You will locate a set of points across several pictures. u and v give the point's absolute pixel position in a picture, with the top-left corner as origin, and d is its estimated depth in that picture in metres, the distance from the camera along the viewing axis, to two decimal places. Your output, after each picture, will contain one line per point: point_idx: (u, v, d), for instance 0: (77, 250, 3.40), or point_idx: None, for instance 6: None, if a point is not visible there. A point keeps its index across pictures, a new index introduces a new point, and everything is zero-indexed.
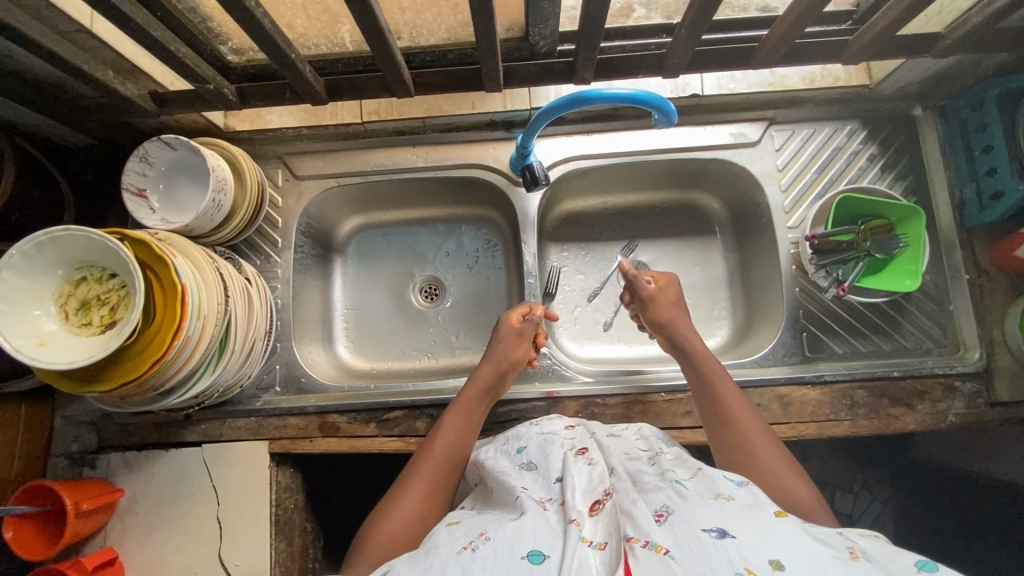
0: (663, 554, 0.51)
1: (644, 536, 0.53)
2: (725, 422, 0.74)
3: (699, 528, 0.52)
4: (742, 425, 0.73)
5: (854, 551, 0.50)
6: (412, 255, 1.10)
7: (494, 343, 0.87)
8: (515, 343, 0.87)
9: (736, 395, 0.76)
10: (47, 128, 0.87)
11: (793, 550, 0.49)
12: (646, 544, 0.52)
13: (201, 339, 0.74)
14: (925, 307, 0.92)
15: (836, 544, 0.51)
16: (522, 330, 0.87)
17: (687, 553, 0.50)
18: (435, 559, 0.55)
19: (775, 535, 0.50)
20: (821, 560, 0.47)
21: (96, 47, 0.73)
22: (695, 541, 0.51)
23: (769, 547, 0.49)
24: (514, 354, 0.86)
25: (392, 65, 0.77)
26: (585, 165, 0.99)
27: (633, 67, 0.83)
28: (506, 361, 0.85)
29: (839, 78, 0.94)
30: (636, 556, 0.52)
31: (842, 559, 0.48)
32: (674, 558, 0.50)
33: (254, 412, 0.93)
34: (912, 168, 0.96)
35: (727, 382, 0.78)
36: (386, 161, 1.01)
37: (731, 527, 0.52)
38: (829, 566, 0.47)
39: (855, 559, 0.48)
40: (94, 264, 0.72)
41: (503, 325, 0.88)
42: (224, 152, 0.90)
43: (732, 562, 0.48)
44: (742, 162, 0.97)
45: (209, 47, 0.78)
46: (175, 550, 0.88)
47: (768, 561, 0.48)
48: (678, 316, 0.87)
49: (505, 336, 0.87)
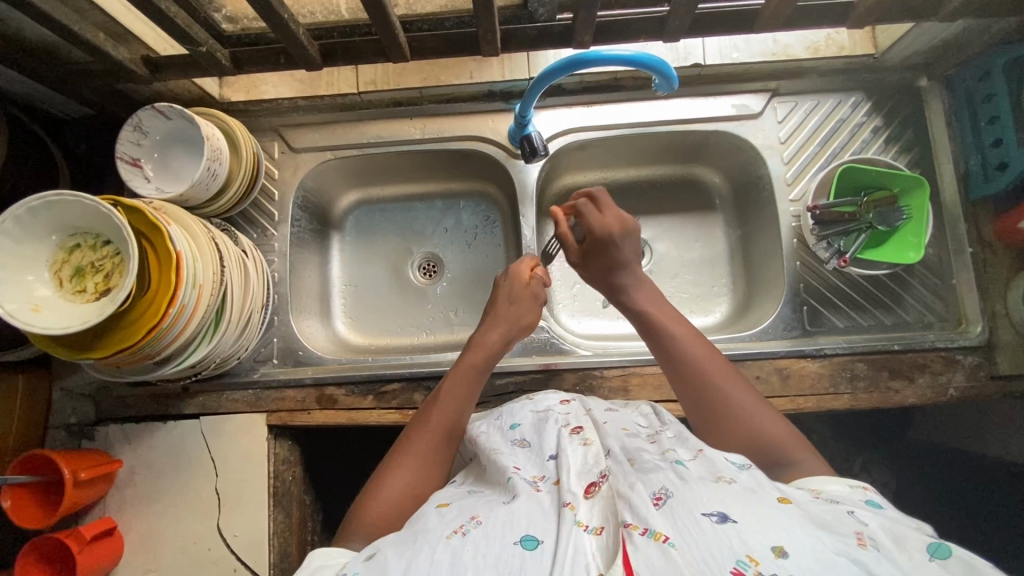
0: (662, 542, 0.49)
1: (642, 523, 0.52)
2: (707, 394, 0.70)
3: (699, 511, 0.51)
4: (726, 398, 0.70)
5: (861, 537, 0.49)
6: (410, 231, 1.09)
7: (505, 300, 0.84)
8: (525, 305, 0.84)
9: (710, 359, 0.73)
10: (40, 96, 0.87)
11: (794, 535, 0.47)
12: (644, 532, 0.51)
13: (197, 308, 0.73)
14: (927, 281, 0.91)
15: (843, 529, 0.50)
16: (534, 289, 0.85)
17: (686, 540, 0.49)
18: (424, 542, 0.54)
19: (778, 519, 0.49)
20: (825, 547, 0.46)
21: (86, 9, 0.72)
22: (694, 527, 0.49)
23: (772, 532, 0.48)
24: (522, 315, 0.83)
25: (388, 29, 0.75)
26: (585, 137, 0.98)
27: (634, 31, 0.82)
28: (510, 325, 0.82)
29: (843, 47, 0.93)
30: (633, 543, 0.50)
31: (848, 545, 0.47)
32: (673, 545, 0.49)
33: (252, 384, 0.93)
34: (917, 140, 0.94)
35: (694, 343, 0.74)
36: (385, 133, 1.00)
37: (733, 512, 0.50)
38: (835, 555, 0.46)
39: (862, 545, 0.48)
40: (88, 231, 0.71)
41: (511, 280, 0.85)
42: (218, 121, 0.89)
43: (734, 548, 0.47)
44: (744, 135, 0.96)
45: (203, 13, 0.74)
46: (175, 519, 0.88)
47: (770, 547, 0.46)
48: (628, 273, 0.79)
49: (514, 294, 0.84)
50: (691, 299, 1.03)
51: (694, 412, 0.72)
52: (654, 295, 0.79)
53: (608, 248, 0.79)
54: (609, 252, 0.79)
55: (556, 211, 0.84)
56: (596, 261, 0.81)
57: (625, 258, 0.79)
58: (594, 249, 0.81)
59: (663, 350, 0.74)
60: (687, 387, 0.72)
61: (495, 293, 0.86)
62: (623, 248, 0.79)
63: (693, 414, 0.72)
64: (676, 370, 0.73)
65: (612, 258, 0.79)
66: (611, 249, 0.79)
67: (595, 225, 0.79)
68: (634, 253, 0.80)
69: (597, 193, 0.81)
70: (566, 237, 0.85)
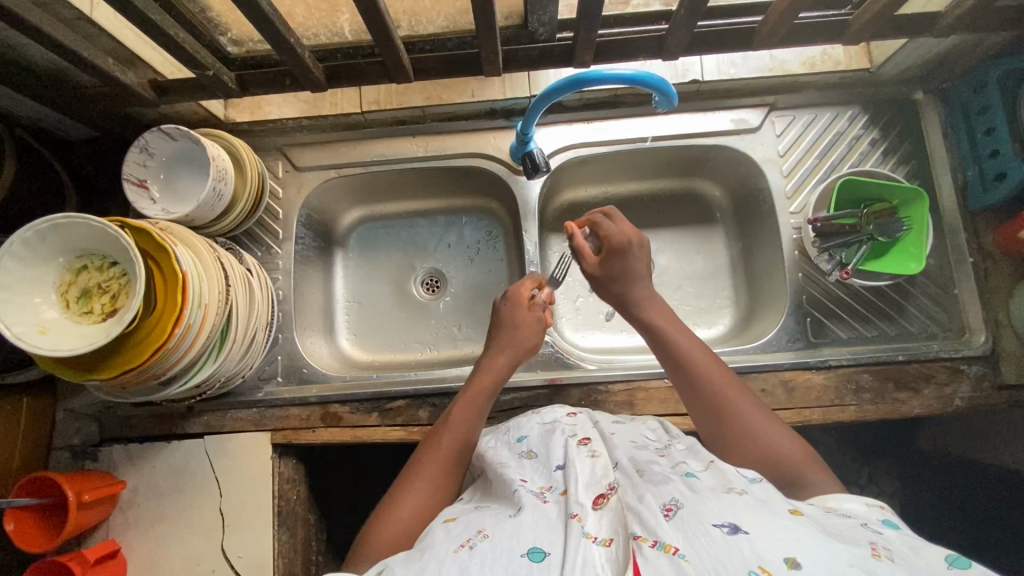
0: (672, 555, 0.49)
1: (652, 536, 0.52)
2: (723, 415, 0.70)
3: (709, 521, 0.51)
4: (742, 418, 0.69)
5: (875, 548, 0.49)
6: (413, 246, 1.10)
7: (512, 325, 0.83)
8: (528, 327, 0.83)
9: (721, 376, 0.72)
10: (48, 119, 0.88)
11: (809, 548, 0.47)
12: (654, 544, 0.51)
13: (203, 327, 0.74)
14: (929, 291, 0.92)
15: (855, 539, 0.50)
16: (536, 313, 0.85)
17: (697, 551, 0.48)
18: (432, 557, 0.54)
19: (791, 532, 0.49)
20: (839, 559, 0.46)
21: (95, 35, 0.74)
22: (705, 537, 0.49)
23: (785, 544, 0.47)
24: (529, 337, 0.83)
25: (392, 48, 0.76)
26: (586, 153, 0.99)
27: (632, 50, 0.83)
28: (517, 349, 0.82)
29: (839, 62, 0.95)
30: (644, 555, 0.50)
31: (862, 557, 0.47)
32: (684, 556, 0.48)
33: (256, 403, 0.92)
34: (914, 152, 0.95)
35: (705, 357, 0.74)
36: (388, 151, 1.01)
37: (744, 523, 0.50)
38: (850, 565, 0.45)
39: (876, 556, 0.47)
40: (94, 252, 0.71)
41: (515, 306, 0.84)
42: (226, 143, 0.90)
43: (746, 560, 0.46)
44: (743, 149, 0.97)
45: (209, 37, 0.77)
46: (179, 541, 0.87)
47: (783, 559, 0.46)
48: (640, 288, 0.80)
49: (518, 319, 0.84)
50: (694, 311, 1.03)
51: (710, 434, 0.72)
52: (665, 309, 0.80)
53: (622, 257, 0.80)
54: (625, 261, 0.80)
55: (570, 225, 0.84)
56: (613, 264, 0.81)
57: (635, 269, 0.81)
58: (615, 253, 0.81)
59: (676, 369, 0.75)
60: (702, 407, 0.72)
61: (496, 318, 0.86)
62: (635, 259, 0.81)
63: (709, 435, 0.72)
64: (690, 388, 0.73)
65: (629, 265, 0.80)
66: (629, 256, 0.80)
67: (611, 234, 0.81)
68: (645, 268, 0.82)
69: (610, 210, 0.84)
70: (581, 247, 0.83)
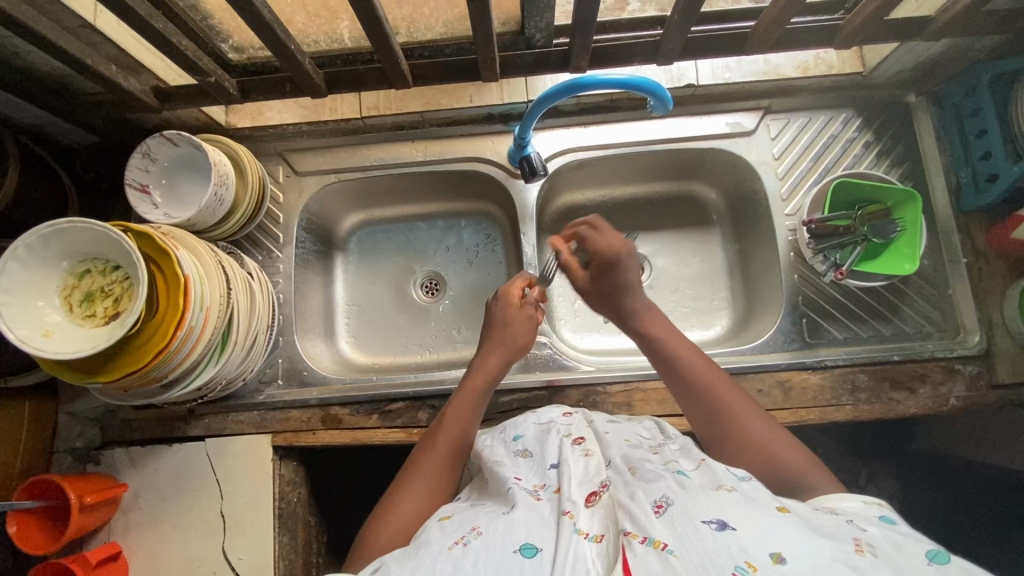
0: (661, 550, 0.49)
1: (642, 531, 0.52)
2: (722, 419, 0.71)
3: (697, 518, 0.51)
4: (739, 419, 0.70)
5: (859, 543, 0.49)
6: (412, 250, 1.11)
7: (503, 325, 0.84)
8: (519, 326, 0.84)
9: (716, 379, 0.74)
10: (51, 126, 0.90)
11: (794, 543, 0.48)
12: (644, 540, 0.51)
13: (205, 329, 0.74)
14: (924, 292, 0.92)
15: (840, 535, 0.50)
16: (527, 311, 0.86)
17: (685, 546, 0.49)
18: (427, 553, 0.54)
19: (778, 527, 0.49)
20: (822, 555, 0.47)
21: (99, 42, 0.75)
22: (693, 533, 0.50)
23: (771, 539, 0.48)
24: (520, 336, 0.84)
25: (390, 54, 0.77)
26: (583, 156, 1.00)
27: (628, 55, 0.84)
28: (508, 349, 0.83)
29: (832, 65, 0.96)
30: (633, 550, 0.50)
31: (845, 551, 0.48)
32: (672, 551, 0.49)
33: (257, 405, 0.93)
34: (907, 154, 0.96)
35: (701, 363, 0.75)
36: (388, 156, 1.02)
37: (731, 519, 0.51)
38: (833, 561, 0.46)
39: (859, 552, 0.48)
40: (97, 256, 0.72)
41: (506, 307, 0.85)
42: (228, 148, 0.91)
43: (732, 555, 0.47)
44: (737, 152, 0.98)
45: (211, 44, 0.78)
46: (180, 543, 0.88)
47: (768, 554, 0.47)
48: (635, 300, 0.80)
49: (508, 319, 0.84)
50: (692, 313, 1.04)
51: (709, 439, 0.72)
52: (664, 320, 0.80)
53: (613, 270, 0.81)
54: (617, 273, 0.81)
55: (555, 241, 0.86)
56: (602, 282, 0.82)
57: (629, 281, 0.80)
58: (605, 269, 0.81)
59: (674, 376, 0.75)
60: (699, 411, 0.73)
61: (486, 320, 0.87)
62: (629, 271, 0.81)
63: (709, 440, 0.72)
64: (688, 392, 0.74)
65: (620, 278, 0.80)
66: (619, 270, 0.80)
67: (599, 248, 0.82)
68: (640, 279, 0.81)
69: (593, 220, 0.84)
70: (570, 264, 0.85)
